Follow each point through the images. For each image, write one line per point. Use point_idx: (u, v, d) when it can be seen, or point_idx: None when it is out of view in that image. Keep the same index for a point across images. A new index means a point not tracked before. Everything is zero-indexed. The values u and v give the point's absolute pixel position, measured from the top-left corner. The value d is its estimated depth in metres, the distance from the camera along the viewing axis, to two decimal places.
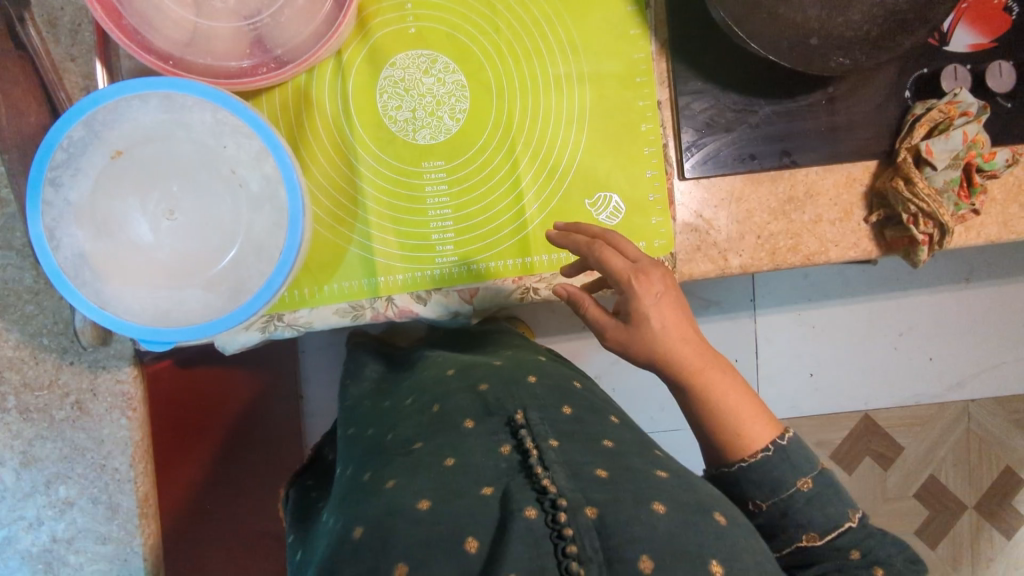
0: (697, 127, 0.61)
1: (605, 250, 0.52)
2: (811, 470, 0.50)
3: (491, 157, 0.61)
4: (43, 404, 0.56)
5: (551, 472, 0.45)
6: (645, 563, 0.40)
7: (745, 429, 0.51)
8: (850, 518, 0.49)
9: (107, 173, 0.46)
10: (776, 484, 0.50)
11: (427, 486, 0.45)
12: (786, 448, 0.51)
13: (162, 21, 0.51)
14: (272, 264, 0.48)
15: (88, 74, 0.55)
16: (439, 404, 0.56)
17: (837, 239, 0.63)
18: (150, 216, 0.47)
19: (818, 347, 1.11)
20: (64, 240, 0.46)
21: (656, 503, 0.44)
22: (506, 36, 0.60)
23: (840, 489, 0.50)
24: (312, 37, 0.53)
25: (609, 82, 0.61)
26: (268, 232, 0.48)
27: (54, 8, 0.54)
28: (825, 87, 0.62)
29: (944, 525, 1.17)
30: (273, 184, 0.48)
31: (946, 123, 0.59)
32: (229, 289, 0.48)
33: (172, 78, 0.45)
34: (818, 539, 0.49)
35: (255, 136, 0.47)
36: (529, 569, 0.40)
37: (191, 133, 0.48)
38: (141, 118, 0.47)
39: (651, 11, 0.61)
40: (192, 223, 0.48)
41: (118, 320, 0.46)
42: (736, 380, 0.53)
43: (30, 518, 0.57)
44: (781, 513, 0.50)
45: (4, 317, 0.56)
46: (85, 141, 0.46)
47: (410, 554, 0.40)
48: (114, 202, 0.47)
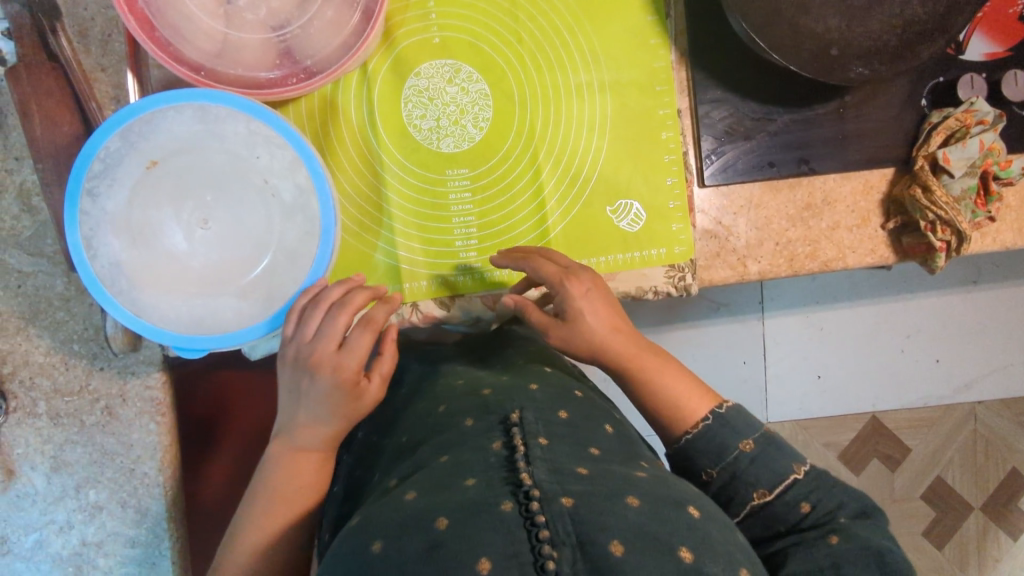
0: (716, 135, 0.62)
1: (537, 261, 0.57)
2: (752, 432, 0.54)
3: (513, 165, 0.61)
4: (73, 409, 0.57)
5: (531, 466, 0.46)
6: (616, 547, 0.41)
7: (684, 402, 0.56)
8: (795, 471, 0.53)
9: (141, 183, 0.47)
10: (720, 450, 0.53)
11: (420, 480, 0.48)
12: (724, 415, 0.55)
13: (193, 32, 0.51)
14: (305, 273, 0.49)
15: (118, 84, 0.56)
16: (443, 406, 0.59)
17: (854, 246, 0.64)
18: (184, 226, 0.48)
19: (826, 350, 1.12)
20: (99, 249, 0.46)
21: (630, 498, 0.45)
22: (528, 46, 0.61)
23: (781, 445, 0.54)
24: (341, 49, 0.53)
25: (630, 91, 0.61)
26: (298, 241, 0.49)
27: (84, 19, 0.55)
28: (842, 95, 0.62)
29: (951, 526, 1.17)
30: (305, 194, 0.49)
31: (962, 132, 0.60)
32: (262, 296, 0.49)
33: (207, 90, 0.46)
34: (769, 494, 0.52)
35: (289, 147, 0.48)
36: (503, 553, 0.40)
37: (224, 143, 0.48)
38: (175, 130, 0.47)
39: (671, 21, 0.61)
40: (225, 232, 0.49)
41: (155, 328, 0.47)
42: (672, 364, 0.58)
43: (61, 522, 0.58)
44: (731, 476, 0.53)
45: (35, 323, 0.57)
46: (121, 152, 0.47)
47: (388, 533, 0.43)
48: (149, 212, 0.47)
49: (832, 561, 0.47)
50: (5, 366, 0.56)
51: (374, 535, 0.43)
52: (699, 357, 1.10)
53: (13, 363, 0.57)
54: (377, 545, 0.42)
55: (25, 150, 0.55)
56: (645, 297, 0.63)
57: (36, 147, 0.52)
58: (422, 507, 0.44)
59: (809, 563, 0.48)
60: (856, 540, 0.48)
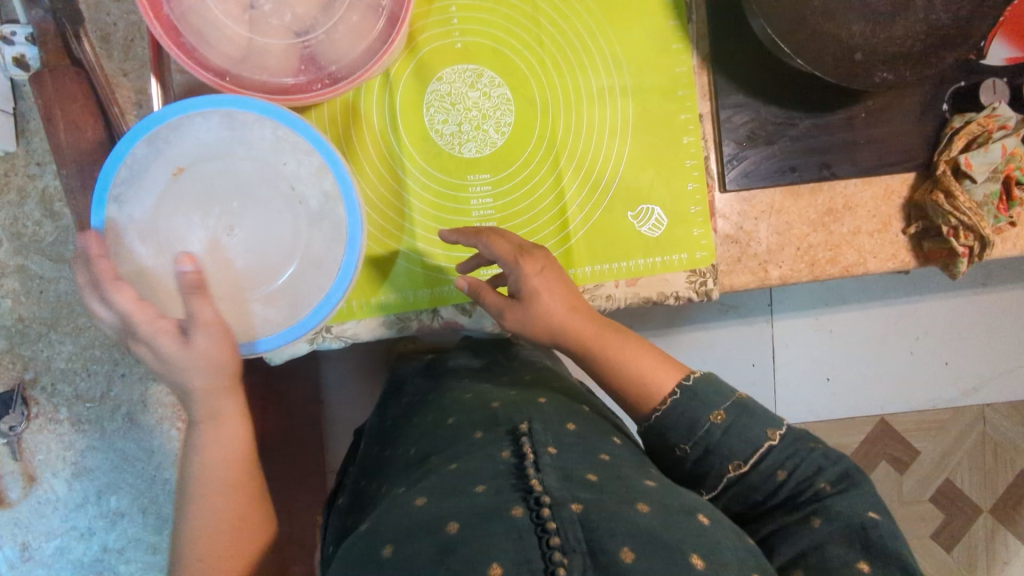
0: (738, 140, 0.62)
1: (490, 237, 0.56)
2: (722, 402, 0.54)
3: (535, 171, 0.61)
4: (94, 416, 0.58)
5: (541, 474, 0.47)
6: (626, 554, 0.41)
7: (651, 377, 0.56)
8: (769, 439, 0.53)
9: (168, 189, 0.48)
10: (691, 423, 0.54)
11: (428, 486, 0.48)
12: (693, 386, 0.55)
13: (217, 37, 0.51)
14: (330, 279, 0.49)
15: (140, 89, 0.56)
16: (452, 420, 0.60)
17: (875, 251, 0.63)
18: (209, 232, 0.48)
19: (836, 353, 1.11)
20: (126, 254, 0.47)
21: (640, 504, 0.46)
22: (550, 51, 0.61)
23: (754, 412, 0.54)
24: (367, 53, 0.53)
25: (652, 96, 0.61)
26: (325, 248, 0.49)
27: (107, 24, 0.55)
28: (862, 101, 0.62)
29: (961, 529, 1.17)
30: (331, 200, 0.49)
31: (985, 136, 0.60)
32: (287, 304, 0.49)
33: (234, 97, 0.47)
34: (744, 465, 0.53)
35: (315, 153, 0.48)
36: (515, 560, 0.40)
37: (250, 150, 0.49)
38: (203, 137, 0.48)
39: (693, 25, 0.61)
40: (250, 239, 0.48)
41: None
42: (635, 341, 0.58)
43: (82, 529, 0.59)
44: (705, 450, 0.53)
45: (57, 329, 0.57)
46: (149, 159, 0.47)
47: (398, 536, 0.43)
48: (175, 219, 0.47)
49: (813, 543, 0.50)
50: (28, 372, 0.57)
51: (385, 539, 0.43)
52: (708, 361, 1.10)
53: (35, 369, 0.57)
54: (388, 549, 0.42)
55: (47, 155, 0.56)
56: (666, 302, 0.63)
57: (60, 153, 0.51)
58: (432, 512, 0.44)
59: (790, 547, 0.51)
60: (839, 519, 0.50)
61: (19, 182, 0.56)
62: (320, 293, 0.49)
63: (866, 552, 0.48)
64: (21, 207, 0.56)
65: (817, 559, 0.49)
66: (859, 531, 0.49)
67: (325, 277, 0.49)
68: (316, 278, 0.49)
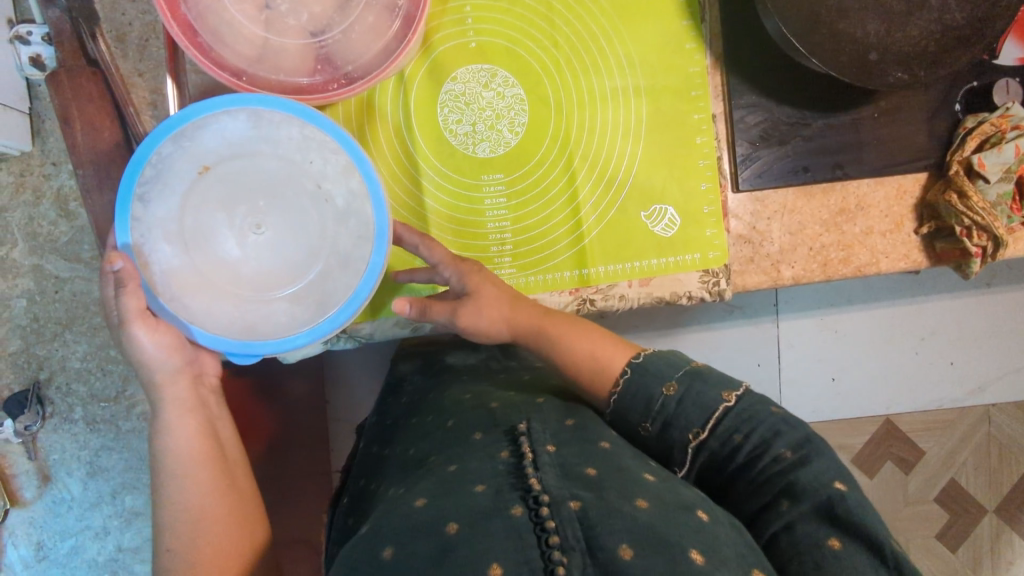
0: (751, 140, 0.62)
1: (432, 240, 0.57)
2: (672, 374, 0.56)
3: (548, 170, 0.61)
4: (109, 416, 0.58)
5: (540, 473, 0.47)
6: (625, 551, 0.41)
7: (604, 361, 0.59)
8: (725, 402, 0.54)
9: (193, 188, 0.47)
10: (644, 397, 0.55)
11: (428, 488, 0.48)
12: (642, 362, 0.57)
13: (233, 36, 0.51)
14: (357, 278, 0.48)
15: (155, 89, 0.56)
16: (452, 421, 0.60)
17: (888, 251, 0.63)
18: (237, 232, 0.48)
19: (841, 353, 1.11)
20: (152, 255, 0.47)
21: (640, 500, 0.46)
22: (564, 51, 0.61)
23: (705, 378, 0.56)
24: (382, 54, 0.53)
25: (665, 96, 0.61)
26: (351, 247, 0.49)
27: (122, 24, 0.55)
28: (875, 100, 0.62)
29: (966, 529, 1.17)
30: (358, 199, 0.48)
31: (998, 136, 0.60)
32: (315, 304, 0.49)
33: (260, 94, 0.46)
34: (703, 433, 0.54)
35: (342, 152, 0.48)
36: (515, 559, 0.40)
37: (277, 148, 0.48)
38: (225, 133, 0.47)
39: (706, 25, 0.61)
40: (278, 238, 0.48)
41: (208, 336, 0.47)
42: (584, 326, 0.60)
43: (97, 528, 0.60)
44: (665, 425, 0.55)
45: (73, 329, 0.57)
46: (170, 156, 0.47)
47: (397, 537, 0.42)
48: (201, 218, 0.47)
49: (783, 522, 0.49)
50: (43, 372, 0.57)
51: (385, 541, 0.42)
52: (714, 361, 1.10)
53: (49, 369, 0.57)
54: (388, 551, 0.42)
55: (62, 156, 0.56)
56: (679, 302, 0.63)
57: (77, 153, 0.52)
58: (431, 512, 0.44)
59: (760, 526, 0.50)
60: (805, 495, 0.49)
61: (34, 182, 0.56)
62: (347, 292, 0.49)
63: (833, 524, 0.47)
64: (36, 207, 0.56)
65: (786, 537, 0.48)
66: (826, 503, 0.48)
67: (350, 279, 0.49)
68: (344, 277, 0.49)
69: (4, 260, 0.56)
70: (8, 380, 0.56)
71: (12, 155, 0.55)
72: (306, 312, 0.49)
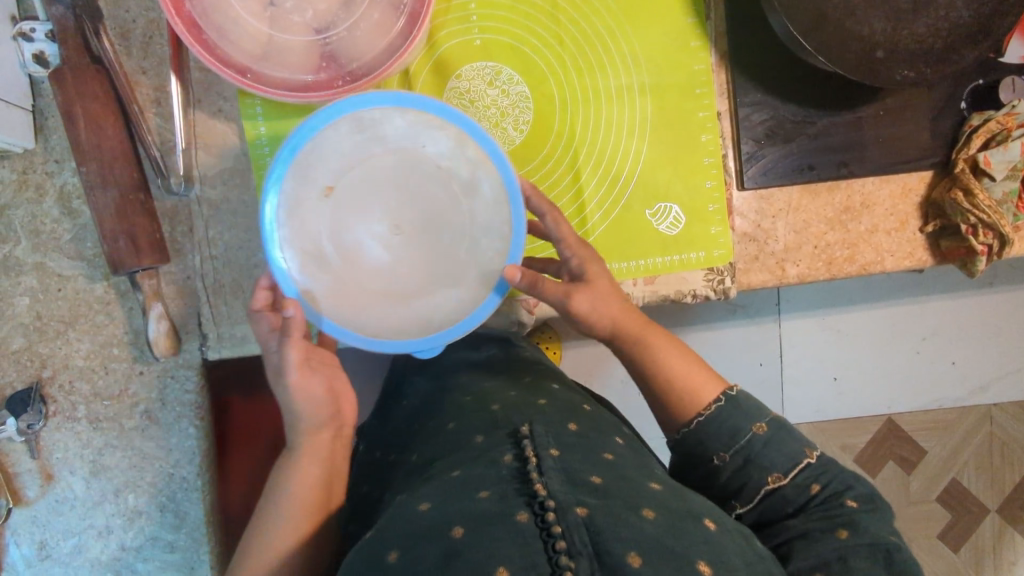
0: (756, 138, 0.61)
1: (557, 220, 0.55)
2: (763, 415, 0.56)
3: (553, 167, 0.61)
4: (112, 415, 0.57)
5: (544, 478, 0.46)
6: (633, 558, 0.41)
7: (697, 385, 0.58)
8: (807, 455, 0.55)
9: (325, 211, 0.49)
10: (734, 430, 0.55)
11: (431, 491, 0.48)
12: (736, 397, 0.57)
13: (238, 33, 0.51)
14: (505, 240, 0.50)
15: (159, 86, 0.56)
16: (453, 423, 0.60)
17: (892, 249, 0.63)
18: (378, 239, 0.50)
19: (843, 352, 1.11)
20: (311, 289, 0.49)
21: (646, 510, 0.45)
22: (568, 49, 0.61)
23: (792, 430, 0.56)
24: (387, 51, 0.53)
25: (669, 93, 0.61)
26: (489, 212, 0.50)
27: (126, 21, 0.55)
28: (880, 99, 0.62)
29: (969, 529, 1.17)
30: (478, 166, 0.50)
31: (1005, 134, 0.60)
32: (479, 280, 0.51)
33: (356, 95, 0.47)
34: (781, 479, 0.54)
35: (449, 125, 0.49)
36: (521, 565, 0.40)
37: (388, 143, 0.49)
38: (339, 146, 0.49)
39: (711, 23, 0.61)
40: (417, 231, 0.51)
41: (386, 342, 0.49)
42: (678, 347, 0.60)
43: (99, 526, 0.58)
44: (745, 459, 0.54)
45: (75, 327, 0.57)
46: (300, 185, 0.48)
47: (403, 542, 0.43)
48: (343, 236, 0.49)
49: (839, 554, 0.49)
50: (45, 370, 0.56)
51: (390, 546, 0.43)
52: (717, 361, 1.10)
53: (52, 367, 0.56)
54: (394, 555, 0.43)
55: (66, 154, 0.56)
56: (684, 301, 0.63)
57: (80, 150, 0.52)
58: (436, 518, 0.44)
59: (812, 556, 0.50)
60: (866, 534, 0.50)
61: (37, 179, 0.56)
62: (502, 260, 0.51)
63: (891, 567, 0.48)
64: (39, 205, 0.56)
65: (840, 568, 0.49)
66: (885, 547, 0.49)
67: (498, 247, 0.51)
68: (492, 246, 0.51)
69: (7, 258, 0.56)
70: (11, 378, 0.56)
71: (15, 152, 0.55)
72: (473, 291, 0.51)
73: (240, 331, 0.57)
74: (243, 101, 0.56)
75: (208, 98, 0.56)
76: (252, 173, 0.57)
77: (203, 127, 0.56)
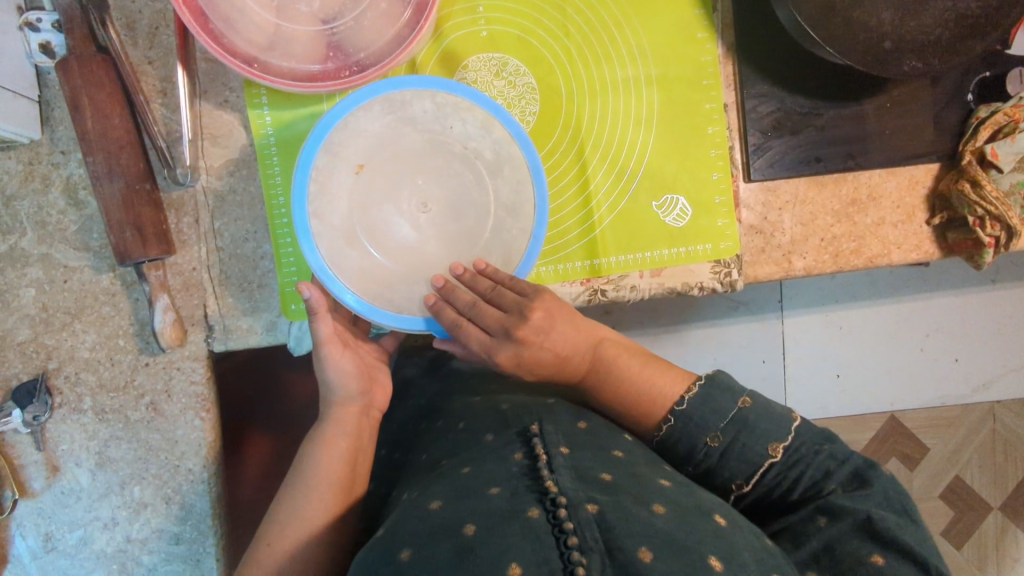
0: (763, 130, 0.61)
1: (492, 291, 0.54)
2: (717, 426, 0.56)
3: (561, 159, 0.61)
4: (118, 406, 0.57)
5: (556, 475, 0.46)
6: (644, 553, 0.41)
7: (650, 404, 0.59)
8: (771, 455, 0.55)
9: (357, 186, 0.54)
10: (688, 448, 0.57)
11: (442, 489, 0.48)
12: (686, 411, 0.57)
13: (243, 23, 0.51)
14: (528, 220, 0.55)
15: (165, 77, 0.56)
16: (464, 423, 0.60)
17: (899, 242, 0.63)
18: (408, 215, 0.56)
19: (846, 348, 1.11)
20: (338, 263, 0.52)
21: (656, 504, 0.46)
22: (576, 40, 0.60)
23: (754, 429, 0.55)
24: (394, 42, 0.53)
25: (677, 85, 0.61)
26: (514, 192, 0.55)
27: (132, 12, 0.55)
28: (886, 91, 0.62)
29: (971, 526, 1.17)
30: (503, 146, 0.55)
31: (1011, 126, 0.59)
32: (502, 259, 0.56)
33: (390, 77, 0.51)
34: (747, 484, 0.55)
35: (477, 108, 0.54)
36: (534, 560, 0.40)
37: (417, 125, 0.55)
38: (371, 130, 0.54)
39: (718, 15, 0.61)
40: (442, 208, 0.57)
41: (410, 320, 0.53)
42: (637, 362, 0.61)
43: (105, 519, 0.57)
44: (708, 472, 0.56)
45: (81, 318, 0.56)
46: (332, 167, 0.53)
47: (414, 539, 0.43)
48: (376, 212, 0.55)
49: (824, 543, 0.51)
50: (52, 361, 0.56)
51: (402, 542, 0.43)
52: (721, 358, 1.09)
53: (58, 358, 0.56)
54: (406, 552, 0.42)
55: (71, 144, 0.56)
56: (691, 293, 0.63)
57: (86, 140, 0.51)
58: (447, 514, 0.44)
59: (802, 551, 0.51)
60: None
61: (43, 170, 0.56)
62: (526, 237, 0.55)
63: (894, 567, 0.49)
64: (46, 195, 0.56)
65: (829, 561, 0.50)
66: (866, 522, 0.50)
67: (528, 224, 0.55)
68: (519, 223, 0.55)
69: (13, 250, 0.56)
70: (16, 370, 0.56)
71: (22, 143, 0.55)
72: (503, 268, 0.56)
73: (246, 324, 0.58)
74: (249, 92, 0.56)
75: (214, 89, 0.57)
76: (258, 163, 0.57)
77: (208, 119, 0.57)
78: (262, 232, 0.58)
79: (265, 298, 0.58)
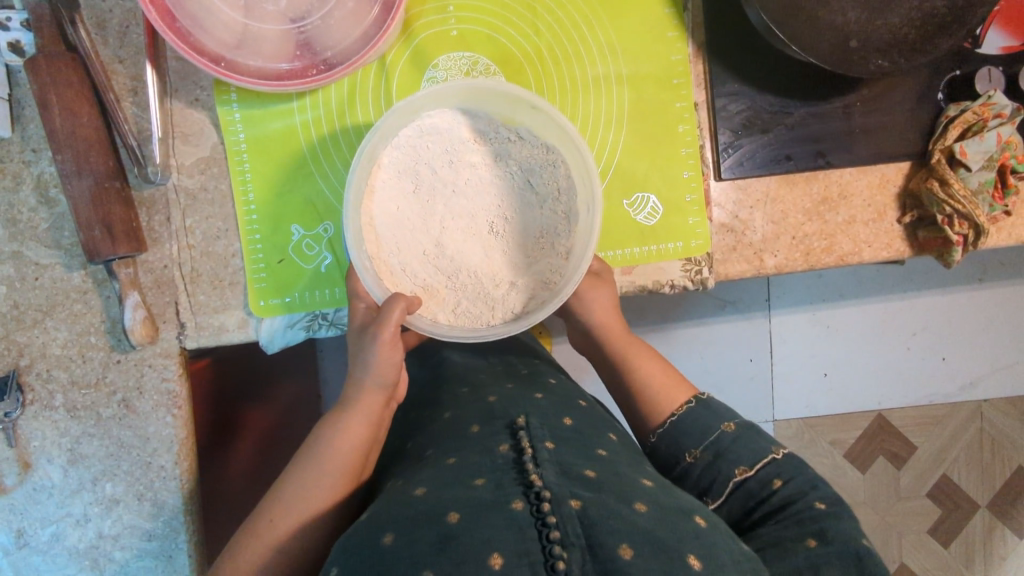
0: (733, 129, 0.61)
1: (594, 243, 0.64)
2: (732, 416, 0.59)
3: None
4: (90, 402, 0.57)
5: (540, 469, 0.46)
6: (625, 550, 0.41)
7: (674, 394, 0.61)
8: (773, 452, 0.56)
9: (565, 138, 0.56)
10: (704, 429, 0.58)
11: (427, 478, 0.48)
12: (708, 400, 0.60)
13: (212, 22, 0.51)
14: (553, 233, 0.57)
15: (135, 76, 0.57)
16: (448, 413, 0.61)
17: (870, 240, 0.63)
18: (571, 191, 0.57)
19: (830, 347, 1.11)
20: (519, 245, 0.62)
21: (638, 503, 0.46)
22: (546, 40, 0.61)
23: (760, 431, 0.58)
24: (361, 39, 0.54)
25: (647, 84, 0.61)
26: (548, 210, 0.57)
27: (103, 11, 0.56)
28: (857, 90, 0.62)
29: (956, 525, 1.15)
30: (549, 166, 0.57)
31: (980, 125, 0.60)
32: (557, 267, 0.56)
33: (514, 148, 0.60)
34: (749, 471, 0.55)
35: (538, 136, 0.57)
36: (515, 550, 0.41)
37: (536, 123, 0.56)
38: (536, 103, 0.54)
39: (689, 14, 0.61)
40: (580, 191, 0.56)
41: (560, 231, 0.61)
42: (657, 358, 0.65)
43: (77, 515, 0.57)
44: (716, 454, 0.56)
45: (53, 316, 0.57)
46: (383, 164, 0.55)
47: (398, 526, 0.43)
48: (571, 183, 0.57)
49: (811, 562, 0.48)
50: (23, 358, 0.57)
51: (385, 528, 0.43)
52: (707, 357, 1.10)
53: (30, 355, 0.57)
54: (388, 539, 0.43)
55: (42, 143, 0.56)
56: (662, 292, 0.63)
57: (56, 138, 0.52)
58: (431, 503, 0.44)
59: (788, 561, 0.49)
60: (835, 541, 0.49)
61: (14, 169, 0.56)
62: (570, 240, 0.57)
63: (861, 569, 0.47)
64: (17, 193, 0.56)
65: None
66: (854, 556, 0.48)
67: None
68: None
69: None
70: None
71: None
72: (562, 280, 0.56)
73: (219, 321, 0.58)
74: (218, 90, 0.57)
75: (185, 87, 0.57)
76: (228, 162, 0.58)
77: (179, 117, 0.57)
78: (234, 229, 0.58)
79: (236, 295, 0.58)
